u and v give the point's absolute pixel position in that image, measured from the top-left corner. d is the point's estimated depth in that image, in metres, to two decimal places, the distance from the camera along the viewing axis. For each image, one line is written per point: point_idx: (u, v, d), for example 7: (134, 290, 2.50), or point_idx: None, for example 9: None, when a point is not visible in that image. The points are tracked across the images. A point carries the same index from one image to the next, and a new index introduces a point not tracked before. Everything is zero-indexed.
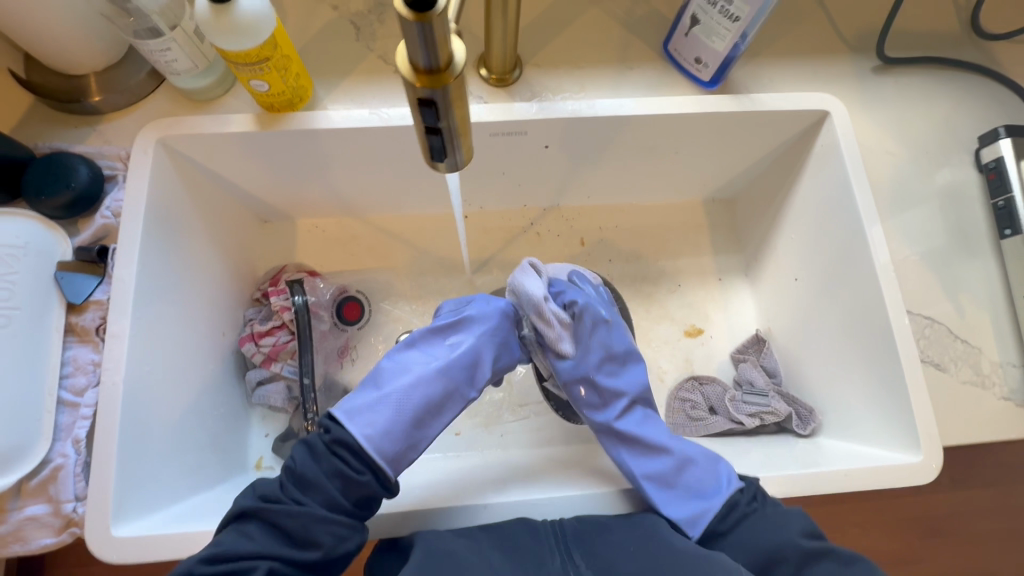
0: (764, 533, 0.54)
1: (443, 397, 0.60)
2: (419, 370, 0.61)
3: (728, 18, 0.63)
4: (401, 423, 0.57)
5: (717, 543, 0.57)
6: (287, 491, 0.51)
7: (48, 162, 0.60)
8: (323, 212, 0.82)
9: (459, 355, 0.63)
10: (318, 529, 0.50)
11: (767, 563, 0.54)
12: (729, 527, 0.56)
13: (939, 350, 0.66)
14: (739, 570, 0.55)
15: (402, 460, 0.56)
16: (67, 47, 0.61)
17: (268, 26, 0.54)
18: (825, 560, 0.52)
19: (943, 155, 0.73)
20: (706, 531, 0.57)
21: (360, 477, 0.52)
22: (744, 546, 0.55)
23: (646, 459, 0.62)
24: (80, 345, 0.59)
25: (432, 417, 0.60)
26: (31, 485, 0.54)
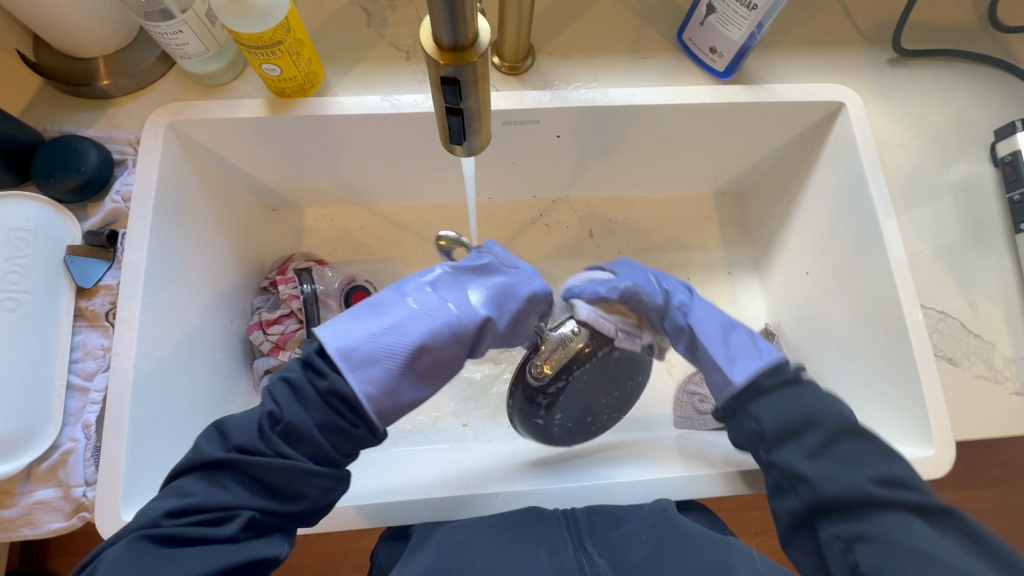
0: (812, 399, 0.50)
1: (452, 358, 0.55)
2: (431, 319, 0.54)
3: (746, 7, 0.62)
4: (402, 377, 0.52)
5: (756, 399, 0.53)
6: (268, 440, 0.46)
7: (57, 146, 0.60)
8: (332, 201, 0.82)
9: (477, 314, 0.57)
10: (306, 484, 0.46)
11: (804, 423, 0.49)
12: (772, 384, 0.53)
13: (952, 344, 0.65)
14: (773, 421, 0.50)
15: (393, 418, 0.51)
16: (77, 29, 0.60)
17: (282, 8, 0.54)
18: (861, 441, 0.48)
19: (959, 148, 0.72)
20: (752, 388, 0.54)
21: (353, 430, 0.48)
22: (783, 401, 0.51)
23: (707, 334, 0.61)
24: (90, 330, 0.59)
25: (435, 373, 0.54)
26: (41, 469, 0.54)
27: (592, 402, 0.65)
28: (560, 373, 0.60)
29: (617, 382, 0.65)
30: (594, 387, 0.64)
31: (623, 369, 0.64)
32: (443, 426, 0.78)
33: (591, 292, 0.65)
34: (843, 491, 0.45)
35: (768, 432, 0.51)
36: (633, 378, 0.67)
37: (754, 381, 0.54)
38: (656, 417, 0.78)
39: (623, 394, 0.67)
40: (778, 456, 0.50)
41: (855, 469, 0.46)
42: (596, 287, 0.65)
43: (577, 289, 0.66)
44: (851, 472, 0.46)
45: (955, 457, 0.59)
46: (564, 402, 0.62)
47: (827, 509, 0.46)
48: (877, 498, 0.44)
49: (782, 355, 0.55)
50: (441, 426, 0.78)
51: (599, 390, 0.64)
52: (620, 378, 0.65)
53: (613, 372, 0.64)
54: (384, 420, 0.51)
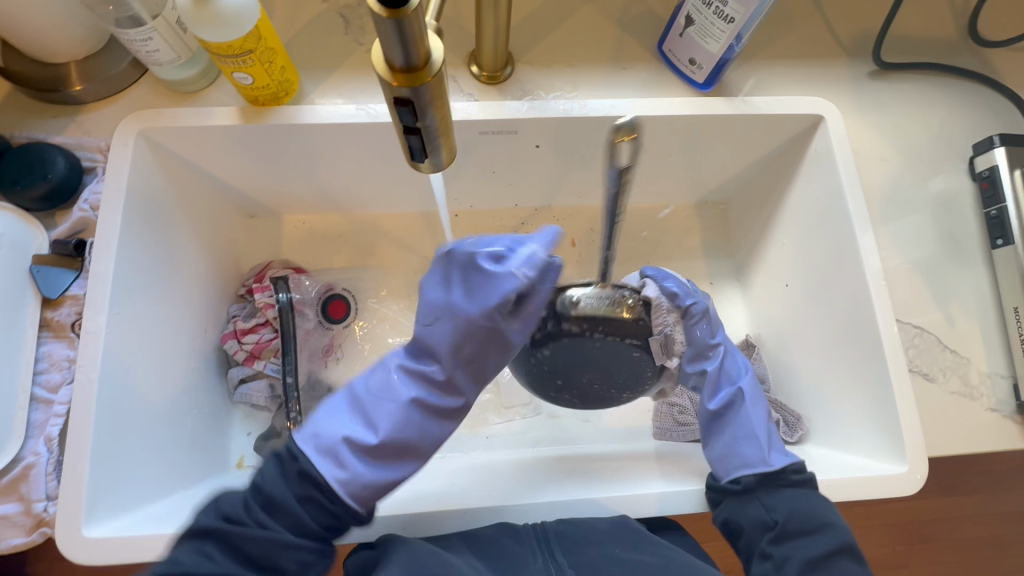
0: (822, 504, 0.54)
1: (426, 438, 0.53)
2: (392, 406, 0.52)
3: (723, 20, 0.61)
4: (374, 463, 0.50)
5: (769, 489, 0.57)
6: (251, 512, 0.47)
7: (25, 153, 0.59)
8: (310, 208, 0.81)
9: (432, 389, 0.54)
10: (285, 556, 0.47)
11: (813, 528, 0.53)
12: (783, 482, 0.57)
13: (928, 360, 0.65)
14: (787, 514, 0.54)
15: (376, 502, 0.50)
16: (46, 35, 0.59)
17: (252, 17, 0.53)
18: (853, 560, 0.52)
19: (938, 162, 0.72)
20: (774, 476, 0.57)
21: (330, 504, 0.48)
22: (796, 499, 0.55)
23: (752, 405, 0.63)
24: (55, 341, 0.58)
25: (412, 456, 0.52)
26: (3, 483, 0.53)
27: (572, 371, 0.64)
28: (585, 320, 0.61)
29: (609, 371, 0.64)
30: (583, 359, 0.64)
31: (627, 366, 0.64)
32: None
33: (667, 289, 0.66)
34: None
35: (778, 523, 0.54)
36: (627, 381, 0.66)
37: (780, 475, 0.57)
38: (635, 428, 0.78)
39: (600, 391, 0.66)
40: (779, 551, 0.53)
41: None
42: (672, 285, 0.67)
43: (659, 275, 0.68)
44: None
45: (928, 473, 0.59)
46: (562, 348, 0.63)
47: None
48: None
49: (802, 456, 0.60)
50: None
51: (589, 368, 0.64)
52: (616, 371, 0.65)
53: (617, 362, 0.64)
54: (360, 500, 0.49)
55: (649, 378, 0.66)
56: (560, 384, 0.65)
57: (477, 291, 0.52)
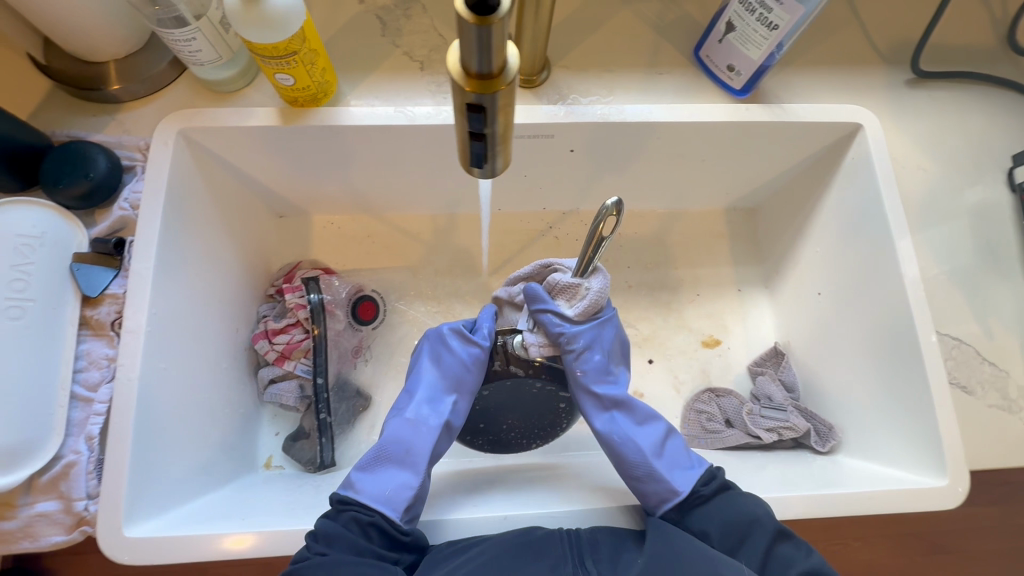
0: (741, 504, 0.53)
1: (420, 445, 0.60)
2: (392, 423, 0.61)
3: (766, 26, 0.61)
4: (387, 471, 0.57)
5: (697, 510, 0.55)
6: (310, 549, 0.49)
7: (66, 151, 0.59)
8: (340, 209, 0.81)
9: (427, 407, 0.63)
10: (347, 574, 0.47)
11: (743, 532, 0.52)
12: (696, 500, 0.55)
13: (966, 372, 0.65)
14: (719, 535, 0.53)
15: (400, 500, 0.54)
16: (88, 35, 0.60)
17: (298, 19, 0.53)
18: (785, 542, 0.51)
19: (976, 172, 0.72)
20: (690, 499, 0.56)
21: (374, 517, 0.52)
22: (721, 512, 0.54)
23: (631, 426, 0.62)
24: (94, 339, 0.58)
25: (416, 458, 0.58)
26: (42, 481, 0.53)
27: (495, 414, 0.68)
28: (528, 364, 0.66)
29: (529, 419, 0.69)
30: (507, 406, 0.67)
31: (546, 419, 0.69)
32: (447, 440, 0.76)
33: (545, 317, 0.64)
34: None
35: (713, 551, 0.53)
36: (542, 429, 0.70)
37: (696, 504, 0.55)
38: None
39: (513, 440, 0.70)
40: None
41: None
42: (549, 321, 0.64)
43: (584, 291, 0.63)
44: None
45: (968, 487, 0.58)
46: (498, 390, 0.66)
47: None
48: None
49: (711, 465, 0.58)
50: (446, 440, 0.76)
51: (513, 417, 0.68)
52: (535, 419, 0.69)
53: (535, 413, 0.68)
54: (392, 506, 0.54)
55: (561, 428, 0.71)
56: (481, 427, 0.69)
57: (430, 336, 0.69)
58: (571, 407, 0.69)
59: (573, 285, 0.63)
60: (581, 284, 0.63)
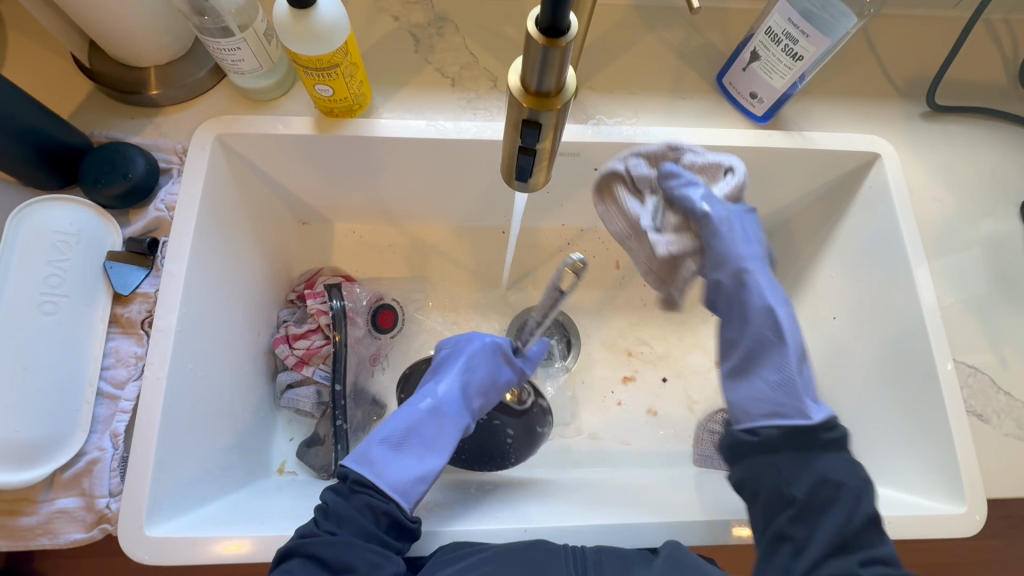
0: (849, 473, 0.48)
1: (440, 442, 0.60)
2: (417, 412, 0.61)
3: (790, 57, 0.63)
4: (409, 463, 0.58)
5: (807, 451, 0.50)
6: (319, 525, 0.50)
7: (106, 151, 0.60)
8: (363, 218, 0.82)
9: (454, 405, 0.63)
10: (355, 556, 0.49)
11: (834, 493, 0.47)
12: (796, 446, 0.50)
13: (982, 400, 0.65)
14: (809, 487, 0.48)
15: (415, 493, 0.56)
16: (136, 40, 0.62)
17: (344, 34, 0.55)
18: (876, 531, 0.47)
19: (988, 205, 0.73)
20: (808, 433, 0.50)
21: (386, 504, 0.53)
22: (825, 467, 0.48)
23: (788, 323, 0.55)
24: (123, 337, 0.58)
25: (432, 455, 0.59)
26: (65, 477, 0.53)
27: None
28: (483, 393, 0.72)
29: (476, 443, 0.68)
30: None
31: (498, 441, 0.68)
32: None
33: (681, 190, 0.59)
34: None
35: (794, 497, 0.48)
36: (490, 458, 0.68)
37: (812, 431, 0.50)
38: (676, 453, 0.77)
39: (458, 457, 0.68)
40: (798, 530, 0.48)
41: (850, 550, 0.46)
42: (692, 194, 0.59)
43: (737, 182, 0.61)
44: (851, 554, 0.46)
45: (986, 515, 0.59)
46: None
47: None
48: None
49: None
50: None
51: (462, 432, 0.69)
52: (484, 443, 0.68)
53: (480, 435, 0.68)
54: (409, 500, 0.55)
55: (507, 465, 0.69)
56: None
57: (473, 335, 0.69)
58: (518, 443, 0.68)
59: (714, 165, 0.62)
60: (718, 168, 0.62)
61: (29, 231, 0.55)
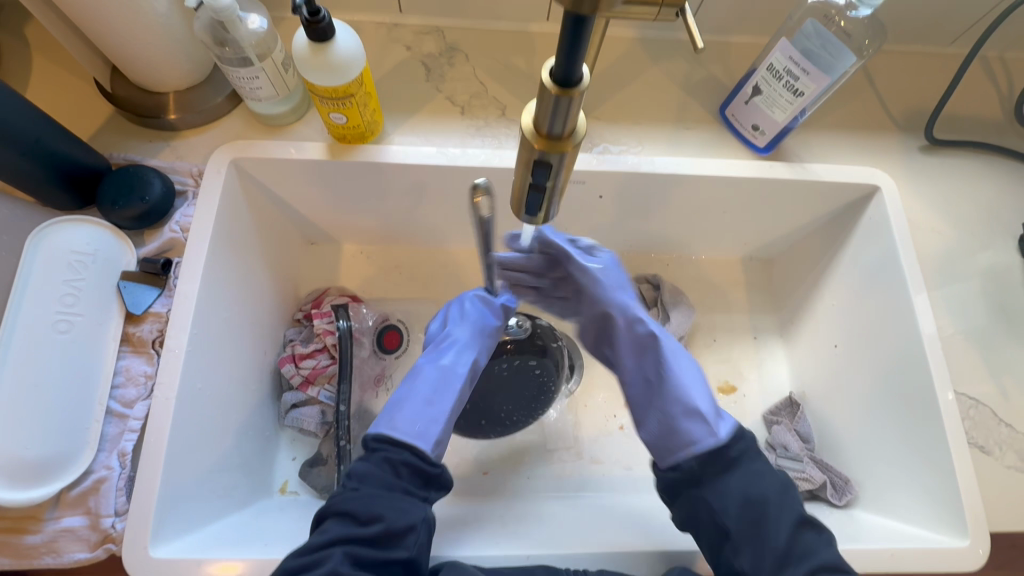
0: (763, 484, 0.54)
1: (449, 387, 0.63)
2: (422, 368, 0.64)
3: (791, 92, 0.64)
4: (422, 409, 0.60)
5: (721, 472, 0.55)
6: (344, 485, 0.54)
7: (124, 174, 0.62)
8: (371, 239, 0.83)
9: (455, 354, 0.66)
10: (380, 506, 0.52)
11: (760, 511, 0.53)
12: (717, 471, 0.55)
13: (984, 432, 0.65)
14: (736, 510, 0.53)
15: (430, 435, 0.58)
16: (158, 67, 0.64)
17: (359, 66, 0.57)
18: (806, 532, 0.53)
19: (986, 237, 0.75)
20: (721, 455, 0.56)
21: (401, 455, 0.56)
22: (743, 482, 0.54)
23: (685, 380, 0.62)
24: (134, 356, 0.59)
25: (442, 400, 0.62)
26: (72, 495, 0.53)
27: (488, 404, 0.78)
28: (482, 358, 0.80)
29: (517, 394, 0.79)
30: (490, 391, 0.79)
31: (533, 380, 0.79)
32: (463, 475, 0.75)
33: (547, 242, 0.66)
34: None
35: (730, 528, 0.53)
36: (535, 401, 0.79)
37: (725, 450, 0.56)
38: None
39: (515, 417, 0.78)
40: (738, 556, 0.52)
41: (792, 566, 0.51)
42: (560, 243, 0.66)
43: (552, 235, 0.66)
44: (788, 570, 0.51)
45: (989, 549, 0.59)
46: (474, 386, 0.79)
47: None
48: None
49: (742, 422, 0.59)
50: (460, 474, 0.76)
51: (498, 398, 0.78)
52: (520, 390, 0.79)
53: (514, 386, 0.79)
54: (427, 442, 0.58)
55: (553, 389, 0.80)
56: (485, 421, 0.78)
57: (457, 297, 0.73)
58: (546, 369, 0.80)
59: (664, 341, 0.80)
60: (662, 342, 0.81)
61: (48, 252, 0.57)
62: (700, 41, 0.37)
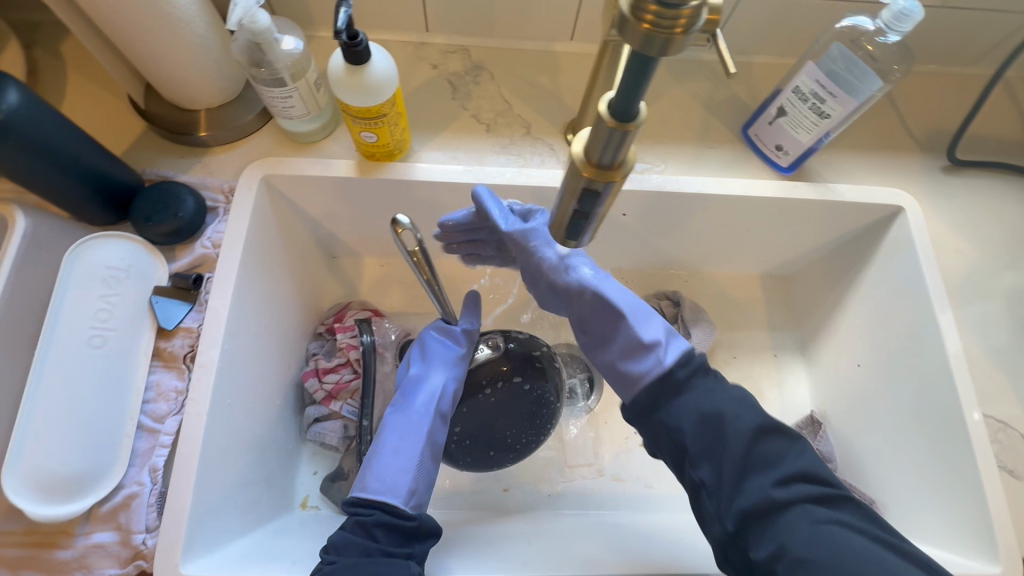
0: (715, 397, 0.55)
1: (415, 432, 0.65)
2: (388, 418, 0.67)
3: (817, 114, 0.65)
4: (390, 459, 0.62)
5: (672, 396, 0.56)
6: (323, 560, 0.54)
7: (158, 190, 0.63)
8: (393, 253, 0.84)
9: (417, 397, 0.68)
10: (360, 571, 0.52)
11: (716, 424, 0.53)
12: (669, 396, 0.56)
13: (1013, 456, 0.65)
14: (688, 424, 0.54)
15: (400, 486, 0.61)
16: (192, 85, 0.65)
17: (393, 87, 0.58)
18: (775, 440, 0.52)
19: (1010, 258, 0.74)
20: (668, 385, 0.57)
21: (370, 515, 0.58)
22: (695, 401, 0.55)
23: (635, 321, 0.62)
24: (165, 370, 0.59)
25: (410, 448, 0.64)
26: (103, 510, 0.53)
27: (490, 433, 0.70)
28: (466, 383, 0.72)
29: (516, 415, 0.70)
30: (487, 418, 0.70)
31: (528, 398, 0.70)
32: (483, 491, 0.75)
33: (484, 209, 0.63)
34: (758, 501, 0.49)
35: (686, 443, 0.53)
36: (539, 418, 0.70)
37: (670, 376, 0.57)
38: None
39: (522, 439, 0.70)
40: (700, 471, 0.53)
41: (760, 475, 0.51)
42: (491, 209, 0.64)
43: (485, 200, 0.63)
44: (755, 479, 0.51)
45: None
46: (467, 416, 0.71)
47: (756, 518, 0.49)
48: (777, 501, 0.49)
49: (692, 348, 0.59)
50: (481, 490, 0.75)
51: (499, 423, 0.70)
52: (518, 410, 0.70)
53: (513, 406, 0.70)
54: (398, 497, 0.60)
55: (554, 400, 0.71)
56: (492, 452, 0.69)
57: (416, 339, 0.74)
58: (535, 382, 0.70)
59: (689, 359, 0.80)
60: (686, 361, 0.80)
61: (84, 268, 0.57)
62: (731, 62, 0.43)
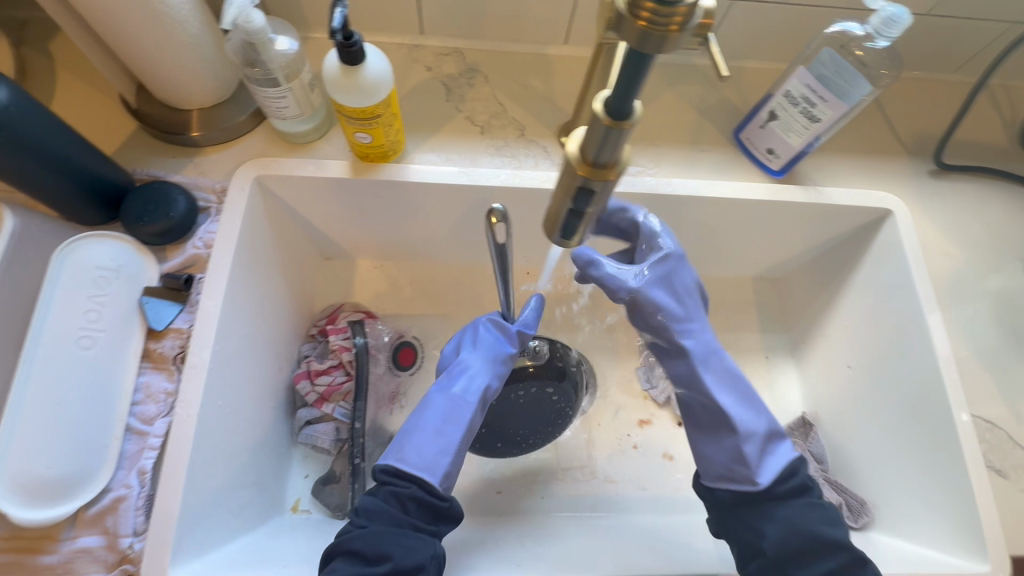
0: (812, 517, 0.56)
1: (458, 416, 0.62)
2: (429, 396, 0.63)
3: (807, 118, 0.66)
4: (430, 438, 0.60)
5: (768, 501, 0.58)
6: (352, 523, 0.55)
7: (149, 191, 0.63)
8: (385, 255, 0.84)
9: (463, 381, 0.64)
10: (389, 543, 0.52)
11: (806, 545, 0.55)
12: (761, 500, 0.58)
13: (1001, 456, 0.66)
14: (775, 538, 0.55)
15: (438, 467, 0.58)
16: (185, 85, 0.64)
17: (388, 88, 0.58)
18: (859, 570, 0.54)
19: (996, 260, 0.76)
20: (765, 493, 0.58)
21: (409, 488, 0.56)
22: (789, 517, 0.56)
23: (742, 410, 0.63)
24: (154, 372, 0.58)
25: (450, 430, 0.61)
26: (89, 514, 0.52)
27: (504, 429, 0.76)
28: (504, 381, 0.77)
29: (534, 420, 0.77)
30: (508, 413, 0.76)
31: (551, 405, 0.77)
32: (476, 494, 0.74)
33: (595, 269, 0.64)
34: None
35: (765, 549, 0.56)
36: (552, 423, 0.77)
37: (761, 496, 0.58)
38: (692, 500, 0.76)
39: (531, 440, 0.77)
40: None
41: None
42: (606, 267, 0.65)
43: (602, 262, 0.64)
44: None
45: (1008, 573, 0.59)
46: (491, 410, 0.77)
47: None
48: None
49: (799, 464, 0.60)
50: (473, 493, 0.75)
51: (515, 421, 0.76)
52: (537, 415, 0.77)
53: (534, 411, 0.77)
54: (433, 473, 0.58)
55: (572, 411, 0.78)
56: (500, 443, 0.76)
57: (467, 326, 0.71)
58: (564, 395, 0.77)
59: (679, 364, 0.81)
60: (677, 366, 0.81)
61: (73, 267, 0.56)
62: (724, 65, 0.44)
